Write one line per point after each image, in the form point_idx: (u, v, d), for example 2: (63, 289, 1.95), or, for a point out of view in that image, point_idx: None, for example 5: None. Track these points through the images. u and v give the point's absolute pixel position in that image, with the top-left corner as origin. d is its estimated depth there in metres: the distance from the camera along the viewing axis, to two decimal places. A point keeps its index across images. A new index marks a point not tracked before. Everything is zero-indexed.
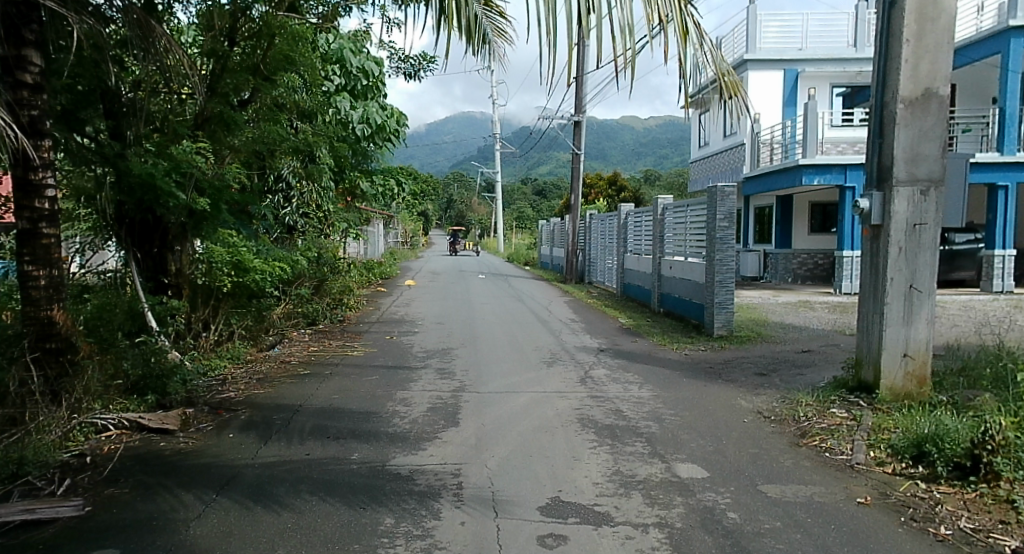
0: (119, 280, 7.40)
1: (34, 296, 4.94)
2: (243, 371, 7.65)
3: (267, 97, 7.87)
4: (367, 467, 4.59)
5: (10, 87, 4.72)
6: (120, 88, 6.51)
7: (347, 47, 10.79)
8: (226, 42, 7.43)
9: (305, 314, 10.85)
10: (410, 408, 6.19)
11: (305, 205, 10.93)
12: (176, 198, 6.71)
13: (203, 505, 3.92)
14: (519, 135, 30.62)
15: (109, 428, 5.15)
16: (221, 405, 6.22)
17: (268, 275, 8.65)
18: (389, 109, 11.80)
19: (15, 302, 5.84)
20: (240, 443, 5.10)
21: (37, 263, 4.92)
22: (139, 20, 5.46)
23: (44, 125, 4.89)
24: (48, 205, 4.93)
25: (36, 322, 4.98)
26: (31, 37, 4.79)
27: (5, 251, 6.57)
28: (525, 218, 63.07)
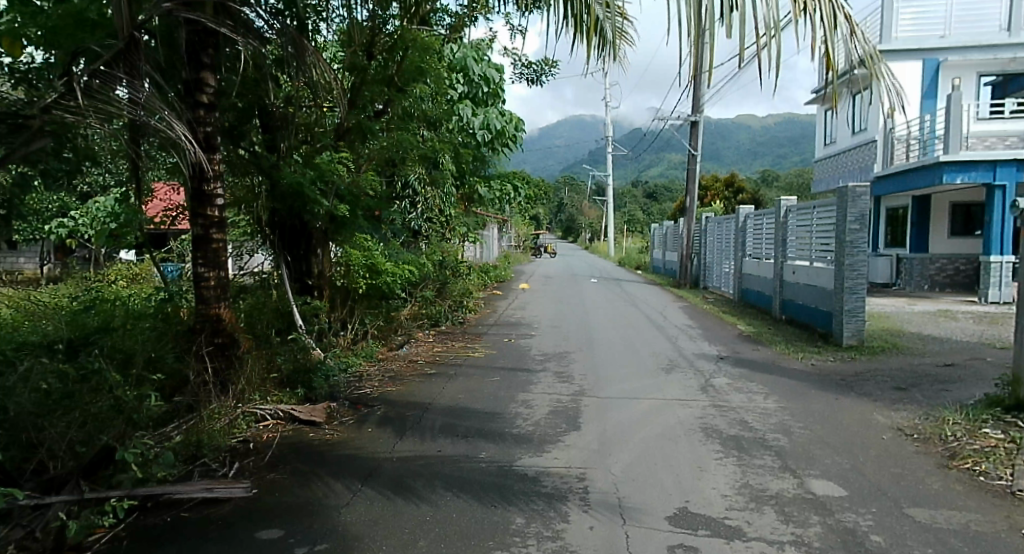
0: (266, 280, 8.02)
1: (205, 295, 5.46)
2: (377, 369, 8.02)
3: (399, 107, 8.24)
4: (495, 466, 4.71)
5: (190, 107, 5.25)
6: (275, 104, 7.01)
7: (470, 55, 11.15)
8: (364, 56, 7.88)
9: (429, 316, 11.26)
10: (531, 410, 6.28)
11: (430, 210, 10.85)
12: (320, 205, 7.15)
13: (351, 494, 4.16)
14: (633, 137, 30.23)
15: (267, 418, 5.58)
16: (361, 400, 6.58)
17: (398, 277, 8.92)
18: (508, 115, 12.00)
19: (187, 300, 6.50)
20: (378, 437, 5.38)
21: (209, 266, 5.43)
22: (293, 38, 5.78)
23: (217, 141, 5.36)
24: (218, 213, 5.44)
25: (207, 319, 5.49)
26: (207, 60, 5.28)
27: (174, 254, 7.51)
28: (638, 222, 62.22)
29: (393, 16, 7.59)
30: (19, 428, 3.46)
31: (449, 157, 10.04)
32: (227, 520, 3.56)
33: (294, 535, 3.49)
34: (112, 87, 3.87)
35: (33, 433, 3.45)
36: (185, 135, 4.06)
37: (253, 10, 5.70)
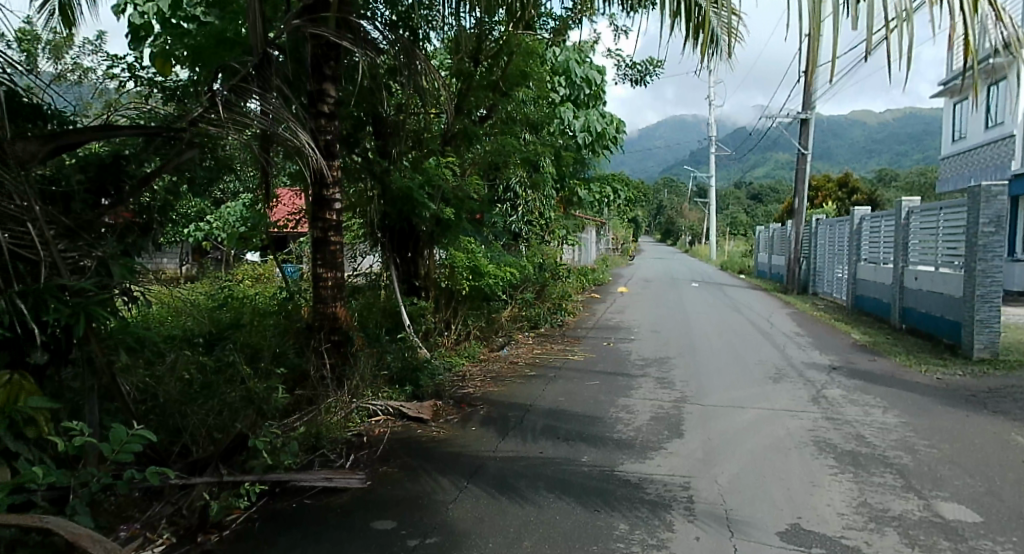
0: (375, 279, 8.33)
1: (323, 294, 5.76)
2: (479, 369, 8.17)
3: (503, 111, 8.39)
4: (597, 471, 4.68)
5: (313, 117, 5.56)
6: (387, 112, 7.31)
7: (572, 57, 10.94)
8: (470, 62, 8.05)
9: (528, 318, 11.34)
10: (632, 416, 6.22)
11: (530, 213, 10.88)
12: (427, 209, 7.36)
13: (457, 490, 4.23)
14: (737, 137, 29.25)
15: (378, 414, 5.76)
16: (464, 399, 6.72)
17: (500, 279, 9.03)
18: (609, 116, 11.95)
19: (304, 298, 6.86)
20: (482, 436, 5.48)
21: (327, 267, 5.73)
22: (406, 48, 6.00)
23: (336, 148, 5.65)
24: (335, 217, 5.74)
25: (324, 317, 5.80)
26: (329, 72, 5.59)
27: (293, 256, 7.93)
28: (742, 224, 60.14)
29: (498, 21, 7.70)
30: (166, 414, 3.77)
31: (549, 160, 10.08)
32: (346, 509, 3.72)
33: (407, 527, 3.58)
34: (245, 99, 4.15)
35: (179, 419, 3.75)
36: (308, 141, 4.24)
37: (371, 22, 5.95)
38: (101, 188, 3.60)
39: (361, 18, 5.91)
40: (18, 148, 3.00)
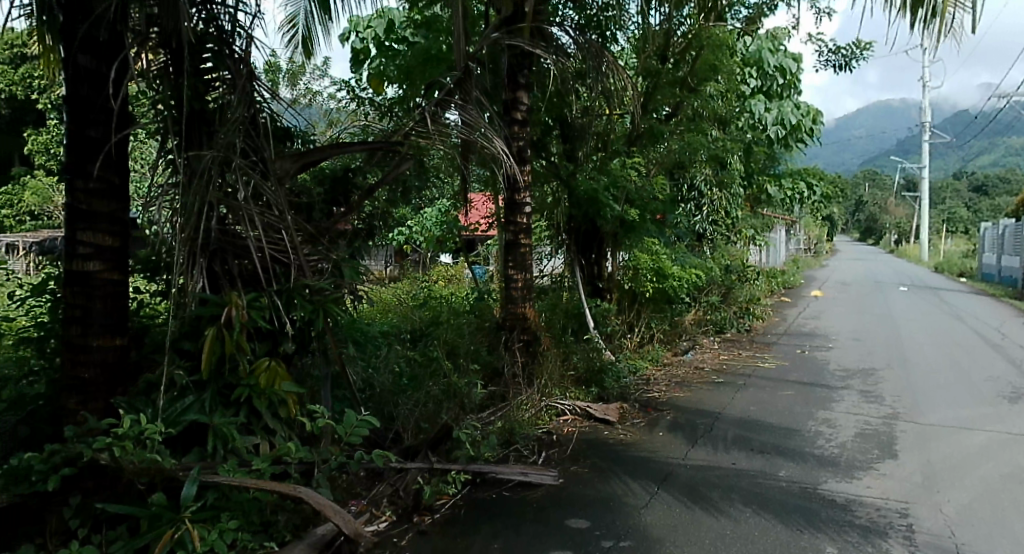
0: (560, 281, 8.37)
1: (514, 295, 6.00)
2: (663, 373, 8.00)
3: (690, 109, 8.14)
4: (798, 487, 4.41)
5: (507, 124, 5.80)
6: (574, 116, 7.41)
7: (765, 47, 10.28)
8: (658, 60, 7.90)
9: (714, 322, 10.89)
10: (835, 431, 5.79)
11: (715, 212, 10.40)
12: (612, 210, 7.33)
13: (649, 495, 4.14)
14: (958, 122, 25.95)
15: (566, 413, 5.82)
16: (650, 403, 6.61)
17: (685, 281, 8.62)
18: (805, 106, 11.18)
19: (492, 299, 7.13)
20: (671, 441, 5.36)
21: (518, 269, 5.97)
22: (594, 51, 6.03)
23: (527, 153, 5.84)
24: (526, 220, 5.95)
25: (514, 316, 6.03)
26: (523, 81, 5.80)
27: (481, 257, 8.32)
28: (962, 220, 53.33)
29: (687, 15, 7.51)
30: (382, 402, 4.12)
31: (738, 156, 9.64)
32: (542, 504, 3.83)
33: (602, 527, 3.61)
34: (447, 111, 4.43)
35: (393, 408, 4.10)
36: (502, 147, 4.26)
37: (561, 28, 6.04)
38: (334, 198, 4.04)
39: (551, 25, 6.05)
40: (278, 166, 3.45)
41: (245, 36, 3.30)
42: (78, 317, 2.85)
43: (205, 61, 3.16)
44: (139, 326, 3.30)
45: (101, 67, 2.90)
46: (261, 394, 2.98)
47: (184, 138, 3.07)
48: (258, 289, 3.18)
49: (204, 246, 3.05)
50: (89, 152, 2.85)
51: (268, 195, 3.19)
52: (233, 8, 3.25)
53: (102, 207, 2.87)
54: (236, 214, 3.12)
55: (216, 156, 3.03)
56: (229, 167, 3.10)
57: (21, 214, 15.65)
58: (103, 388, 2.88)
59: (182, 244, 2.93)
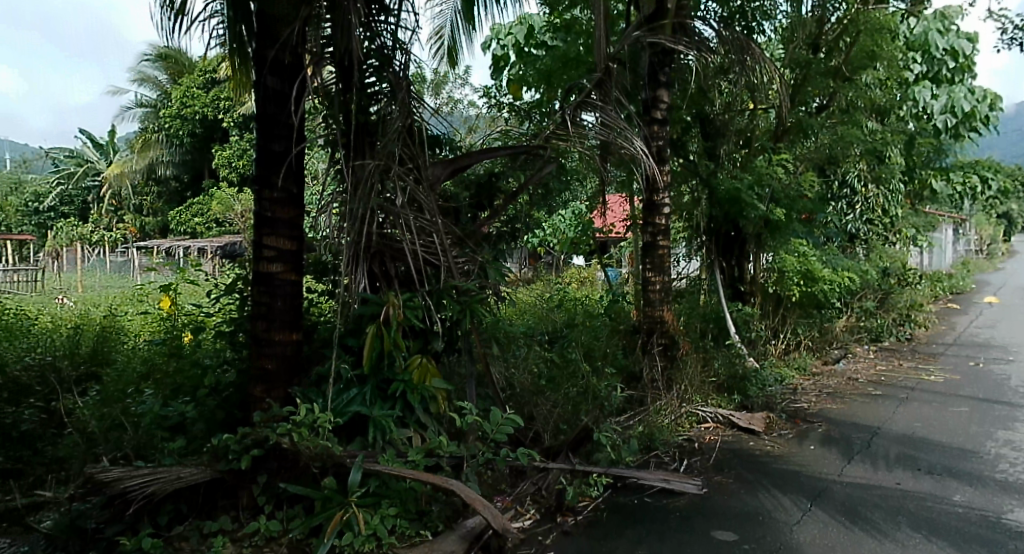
0: (699, 281, 8.02)
1: (652, 297, 5.92)
2: (812, 383, 7.52)
3: (844, 98, 7.46)
4: (976, 514, 4.00)
5: (647, 124, 5.68)
6: (714, 112, 7.10)
7: (933, 29, 9.57)
8: (810, 50, 7.45)
9: (869, 329, 10.10)
10: (1020, 454, 5.19)
11: (871, 211, 9.63)
12: (756, 211, 6.92)
13: (802, 512, 3.92)
14: None
15: (708, 421, 5.62)
16: (798, 414, 6.24)
17: (836, 285, 8.01)
18: (980, 92, 10.15)
19: (627, 301, 6.93)
20: (824, 456, 5.04)
21: (656, 271, 5.88)
22: (740, 43, 5.77)
23: (667, 153, 5.70)
24: (665, 221, 5.84)
25: (651, 319, 5.93)
26: (664, 78, 5.66)
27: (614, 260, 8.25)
28: None
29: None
30: (522, 401, 4.19)
31: (899, 148, 8.89)
32: (686, 513, 3.74)
33: (751, 542, 3.46)
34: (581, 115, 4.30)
35: (533, 408, 4.16)
36: (641, 148, 4.10)
37: (704, 21, 5.80)
38: (479, 202, 4.20)
39: (694, 20, 5.83)
40: (430, 172, 3.63)
41: (403, 50, 3.49)
42: (263, 312, 3.15)
43: (369, 77, 3.38)
44: (309, 322, 3.57)
45: (286, 87, 3.15)
46: (414, 389, 3.15)
47: (351, 149, 3.30)
48: (412, 290, 3.37)
49: (366, 249, 3.27)
50: (273, 164, 3.13)
51: (422, 201, 3.35)
52: (394, 24, 3.45)
53: (284, 214, 3.15)
54: (392, 219, 3.31)
55: (377, 165, 3.23)
56: (389, 175, 3.30)
57: (207, 221, 17.39)
58: (283, 378, 3.16)
59: (347, 249, 3.16)
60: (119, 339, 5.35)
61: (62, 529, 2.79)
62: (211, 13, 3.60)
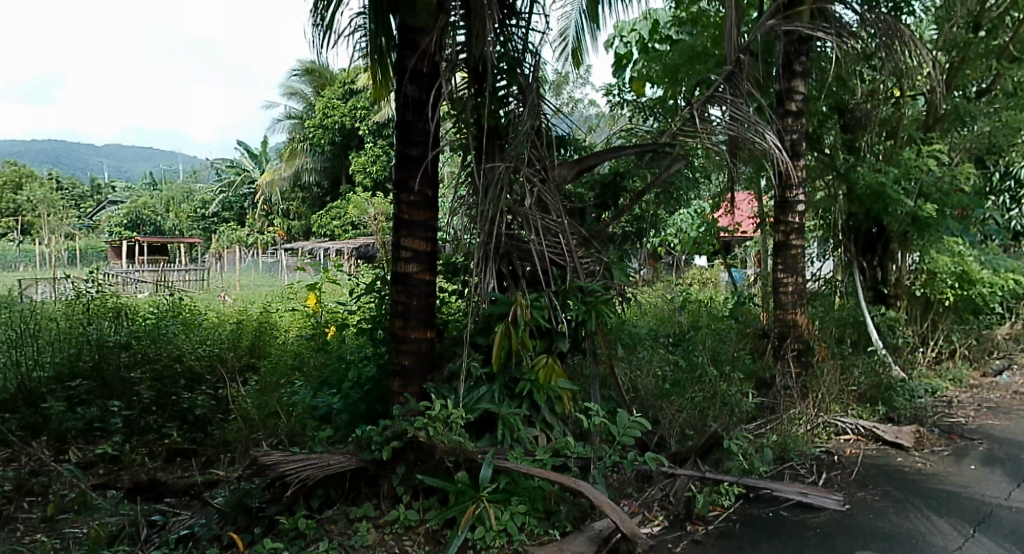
0: (833, 283, 7.41)
1: (784, 300, 5.63)
2: (969, 396, 6.87)
3: (1009, 81, 6.75)
4: None
5: (780, 117, 5.39)
6: (856, 102, 6.65)
7: None
8: (970, 30, 6.79)
9: None
10: None
11: None
12: (905, 206, 6.39)
13: (962, 538, 3.57)
14: None
15: (848, 432, 5.28)
16: (954, 430, 5.71)
17: (999, 288, 7.27)
18: None
19: (757, 305, 6.63)
20: (986, 477, 4.58)
21: (788, 272, 5.59)
22: (889, 25, 5.33)
23: (802, 147, 5.38)
24: (798, 219, 5.55)
25: (783, 322, 5.64)
26: (800, 68, 5.36)
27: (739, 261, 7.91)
28: None
29: None
30: (647, 404, 4.12)
31: None
32: (827, 530, 3.52)
33: None
34: (704, 112, 4.06)
35: (658, 411, 4.07)
36: (775, 142, 3.87)
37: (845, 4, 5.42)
38: (603, 202, 4.16)
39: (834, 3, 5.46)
40: (557, 173, 3.64)
41: (533, 52, 3.52)
42: (401, 311, 3.30)
43: (500, 81, 3.43)
44: (441, 320, 3.70)
45: (424, 95, 3.31)
46: (541, 389, 3.19)
47: (482, 152, 3.37)
48: (539, 290, 3.40)
49: (496, 250, 3.33)
50: (410, 169, 3.28)
51: (550, 202, 3.37)
52: (525, 27, 3.48)
53: (421, 216, 3.29)
54: (520, 219, 3.36)
55: (507, 167, 3.28)
56: (517, 177, 3.35)
57: (344, 224, 18.40)
58: (419, 373, 3.29)
59: (478, 249, 3.25)
60: (272, 335, 5.82)
61: (233, 506, 3.03)
62: (355, 27, 3.82)
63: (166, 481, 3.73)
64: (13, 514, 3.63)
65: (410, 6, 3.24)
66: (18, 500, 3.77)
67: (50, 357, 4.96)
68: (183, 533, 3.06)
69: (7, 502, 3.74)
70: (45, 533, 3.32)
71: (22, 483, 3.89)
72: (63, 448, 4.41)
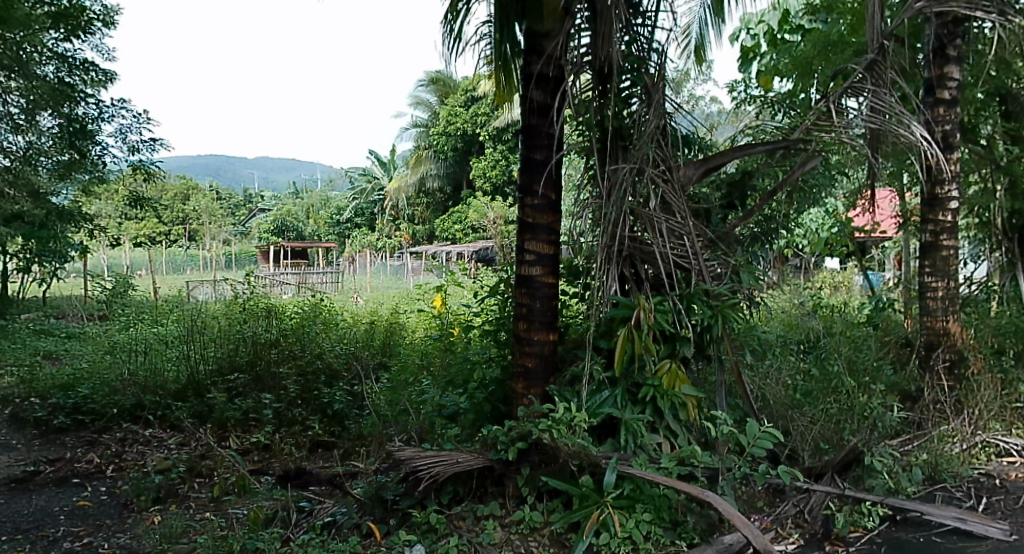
0: (991, 288, 6.54)
1: (931, 307, 5.14)
2: None
3: None
4: None
5: (930, 107, 4.98)
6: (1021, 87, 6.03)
7: None
8: None
9: None
10: None
11: None
12: None
13: None
14: None
15: (1011, 454, 4.80)
16: None
17: None
18: None
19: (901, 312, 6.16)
20: None
21: (937, 275, 5.12)
22: None
23: (955, 139, 4.94)
24: (950, 217, 5.07)
25: (931, 332, 5.14)
26: (953, 53, 4.91)
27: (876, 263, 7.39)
28: None
29: None
30: (777, 414, 3.93)
31: None
32: None
33: None
34: (844, 102, 3.83)
35: (789, 422, 3.88)
36: (923, 135, 3.55)
37: None
38: (730, 202, 3.99)
39: None
40: (682, 173, 3.55)
41: (659, 51, 3.44)
42: (524, 313, 3.34)
43: (624, 81, 3.37)
44: (563, 323, 3.71)
45: (550, 99, 3.32)
46: (664, 395, 3.12)
47: (606, 154, 3.33)
48: (662, 294, 3.32)
49: (618, 253, 3.29)
50: (534, 173, 3.30)
51: (674, 203, 3.28)
52: (650, 26, 3.42)
53: (544, 219, 3.31)
54: (643, 222, 3.30)
55: (632, 169, 3.22)
56: (642, 178, 3.28)
57: (466, 228, 18.87)
58: (542, 376, 3.31)
59: (601, 251, 3.23)
60: (401, 335, 6.07)
61: (370, 496, 3.19)
62: (481, 35, 3.91)
63: (312, 470, 3.95)
64: (185, 493, 3.99)
65: (537, 11, 3.19)
66: (189, 481, 4.14)
67: (213, 352, 5.53)
68: (327, 519, 3.24)
69: (180, 481, 4.12)
70: (213, 512, 3.65)
71: (193, 466, 4.27)
72: (225, 434, 4.85)
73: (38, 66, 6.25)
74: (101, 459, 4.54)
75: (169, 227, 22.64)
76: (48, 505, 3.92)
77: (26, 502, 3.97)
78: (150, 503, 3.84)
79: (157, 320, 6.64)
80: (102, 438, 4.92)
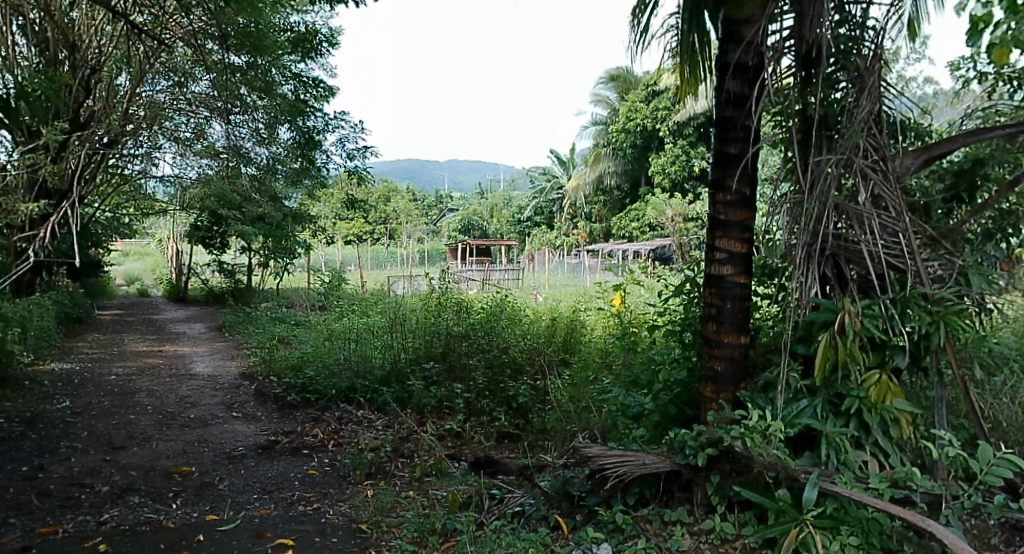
0: None
1: None
2: None
3: None
4: None
5: None
6: None
7: None
8: None
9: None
10: None
11: None
12: None
13: None
14: None
15: None
16: None
17: None
18: None
19: None
20: None
21: None
22: None
23: None
24: None
25: None
26: None
27: None
28: None
29: None
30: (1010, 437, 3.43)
31: None
32: None
33: None
34: None
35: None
36: None
37: None
38: (954, 194, 3.54)
39: None
40: (898, 164, 3.21)
41: (875, 30, 3.13)
42: (714, 314, 3.20)
43: (830, 66, 3.11)
44: (756, 325, 3.51)
45: (747, 89, 3.16)
46: (873, 408, 2.84)
47: (807, 146, 3.11)
48: (871, 297, 3.03)
49: (820, 251, 3.06)
50: (728, 167, 3.18)
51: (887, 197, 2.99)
52: (864, 3, 3.12)
53: (738, 216, 3.16)
54: (850, 217, 3.04)
55: (839, 161, 2.98)
56: (851, 170, 3.02)
57: (642, 226, 18.62)
58: (733, 380, 3.16)
59: (799, 250, 3.03)
60: (582, 331, 6.11)
61: (558, 490, 3.23)
62: (668, 28, 3.81)
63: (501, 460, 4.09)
64: (392, 470, 4.30)
65: None
66: (395, 459, 4.45)
67: (410, 342, 5.98)
68: (517, 509, 3.34)
69: (387, 460, 4.44)
70: (416, 491, 3.90)
71: (398, 447, 4.60)
72: (422, 419, 5.18)
73: (280, 86, 7.19)
74: (325, 434, 5.01)
75: (374, 226, 24.64)
76: (286, 471, 4.41)
77: (268, 465, 4.50)
78: (363, 477, 4.21)
79: (364, 313, 7.27)
80: (323, 415, 5.45)
